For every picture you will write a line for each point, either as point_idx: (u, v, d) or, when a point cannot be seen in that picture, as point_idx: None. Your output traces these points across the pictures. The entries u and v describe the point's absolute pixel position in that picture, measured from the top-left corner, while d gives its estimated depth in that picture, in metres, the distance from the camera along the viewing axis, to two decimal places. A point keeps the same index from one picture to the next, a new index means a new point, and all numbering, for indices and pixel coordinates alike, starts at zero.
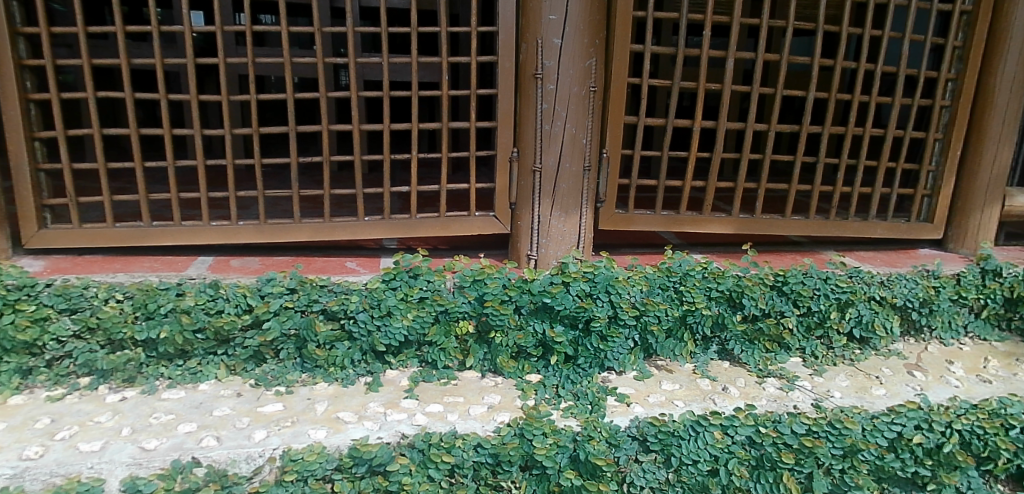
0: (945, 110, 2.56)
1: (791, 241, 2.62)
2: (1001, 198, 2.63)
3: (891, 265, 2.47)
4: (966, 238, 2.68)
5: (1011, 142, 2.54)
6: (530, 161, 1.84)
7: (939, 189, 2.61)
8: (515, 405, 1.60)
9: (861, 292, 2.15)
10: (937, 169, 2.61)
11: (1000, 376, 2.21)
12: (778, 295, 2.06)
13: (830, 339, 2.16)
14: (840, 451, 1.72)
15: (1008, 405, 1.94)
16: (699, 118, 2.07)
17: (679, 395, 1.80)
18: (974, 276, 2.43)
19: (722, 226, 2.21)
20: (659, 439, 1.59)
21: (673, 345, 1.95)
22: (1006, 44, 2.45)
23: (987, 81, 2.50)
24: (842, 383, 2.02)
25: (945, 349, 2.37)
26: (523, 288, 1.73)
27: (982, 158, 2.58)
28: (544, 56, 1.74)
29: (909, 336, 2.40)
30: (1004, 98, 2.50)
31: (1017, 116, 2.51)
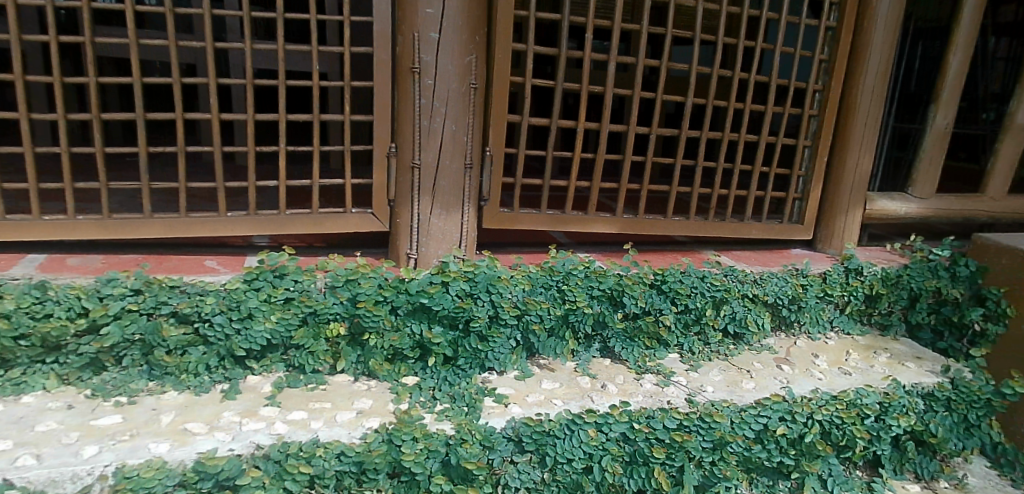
0: (813, 119, 2.73)
1: (673, 241, 2.70)
2: (863, 202, 2.84)
3: (763, 264, 2.60)
4: (833, 239, 2.86)
5: (870, 150, 2.75)
6: (409, 156, 1.79)
7: (808, 193, 2.79)
8: (386, 410, 1.55)
9: (735, 290, 2.30)
10: (806, 174, 2.79)
11: (858, 368, 2.39)
12: (657, 293, 2.15)
13: (707, 335, 2.28)
14: (709, 444, 1.81)
15: (864, 396, 2.11)
16: (582, 118, 2.10)
17: (558, 393, 1.81)
18: (838, 274, 2.61)
19: (605, 226, 2.25)
20: (534, 439, 1.59)
21: (554, 344, 1.97)
22: (865, 59, 2.64)
23: (849, 92, 2.69)
24: (714, 378, 2.12)
25: (812, 343, 2.54)
26: (399, 288, 1.69)
27: (845, 164, 2.77)
28: (421, 50, 1.70)
29: (780, 331, 2.55)
30: (864, 109, 2.70)
31: (875, 126, 2.72)
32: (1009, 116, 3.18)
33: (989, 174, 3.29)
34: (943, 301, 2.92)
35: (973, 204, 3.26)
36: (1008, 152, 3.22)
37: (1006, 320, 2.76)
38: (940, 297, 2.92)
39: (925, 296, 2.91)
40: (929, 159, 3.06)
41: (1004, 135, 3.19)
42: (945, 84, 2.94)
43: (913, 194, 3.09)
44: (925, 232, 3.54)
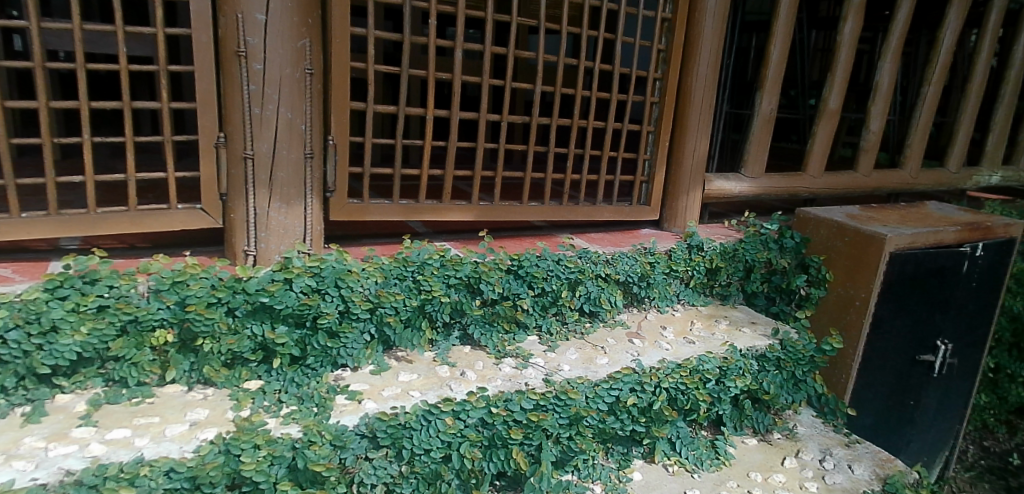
0: (655, 106, 2.90)
1: (531, 226, 2.76)
2: (702, 181, 3.04)
3: (615, 245, 2.73)
4: (677, 218, 3.06)
5: (705, 135, 2.96)
6: (240, 146, 1.70)
7: (653, 176, 2.96)
8: (225, 419, 1.46)
9: (589, 271, 2.42)
10: (651, 157, 2.95)
11: (701, 336, 2.60)
12: (514, 278, 2.19)
13: (563, 315, 2.37)
14: (566, 420, 1.90)
15: (705, 361, 2.31)
16: (431, 106, 2.07)
17: (415, 385, 1.78)
18: (682, 251, 2.82)
19: (461, 213, 2.25)
20: (389, 433, 1.56)
21: (411, 335, 1.93)
22: (698, 48, 2.83)
23: (685, 80, 2.88)
24: (571, 357, 2.19)
25: (661, 316, 2.72)
26: (235, 288, 1.60)
27: (684, 148, 2.97)
28: (246, 32, 1.63)
29: (632, 306, 2.73)
30: (699, 96, 2.88)
31: (710, 112, 2.92)
32: (823, 102, 3.54)
33: (808, 154, 3.65)
34: (773, 270, 3.25)
35: (796, 182, 3.62)
36: (823, 134, 3.60)
37: (826, 285, 3.16)
38: (771, 267, 3.25)
39: (758, 266, 3.22)
40: (757, 142, 3.35)
41: (819, 119, 3.56)
42: (769, 73, 3.22)
43: (746, 174, 3.38)
44: (757, 209, 3.88)
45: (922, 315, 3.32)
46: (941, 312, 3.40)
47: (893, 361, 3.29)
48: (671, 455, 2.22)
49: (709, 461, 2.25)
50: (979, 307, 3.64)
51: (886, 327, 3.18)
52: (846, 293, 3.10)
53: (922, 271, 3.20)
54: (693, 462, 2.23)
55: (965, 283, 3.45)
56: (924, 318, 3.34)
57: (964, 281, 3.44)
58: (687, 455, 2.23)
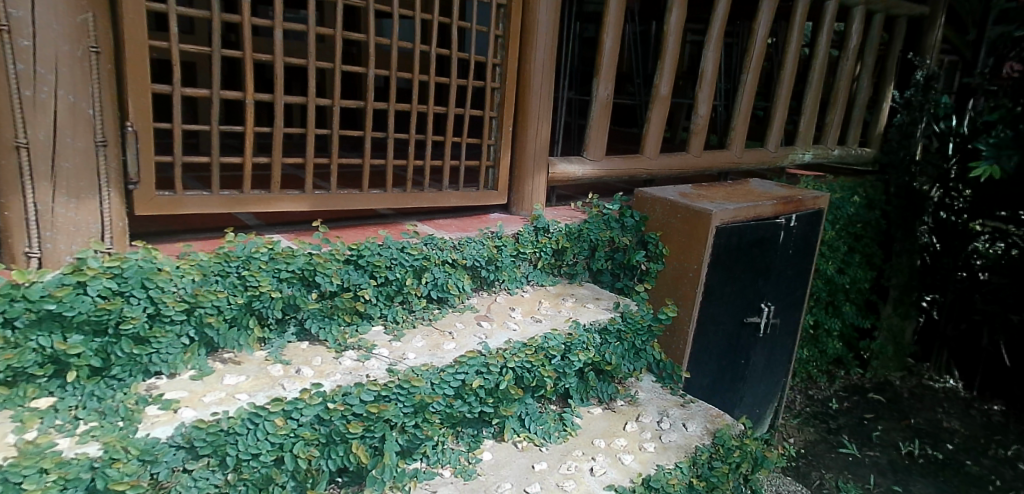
0: (497, 91, 2.93)
1: (376, 214, 2.73)
2: (545, 165, 3.12)
3: (463, 230, 2.73)
4: (524, 201, 3.11)
5: (547, 119, 3.03)
6: (11, 135, 1.69)
7: (499, 160, 2.99)
8: (5, 444, 1.33)
9: (434, 257, 2.39)
10: (496, 142, 2.98)
11: (548, 314, 2.70)
12: (354, 268, 2.12)
13: (410, 303, 2.33)
14: (410, 409, 1.88)
15: (550, 338, 2.43)
16: (250, 90, 1.98)
17: (243, 387, 1.69)
18: (529, 233, 2.89)
19: (295, 203, 2.21)
20: (209, 441, 1.47)
21: (237, 335, 1.82)
22: (534, 34, 2.89)
23: (523, 66, 2.92)
24: (417, 344, 2.16)
25: (511, 297, 2.78)
26: (13, 295, 1.46)
27: (528, 132, 3.01)
28: (10, 6, 1.62)
29: (482, 290, 2.76)
30: (538, 81, 2.95)
31: (549, 97, 3.00)
32: (655, 89, 3.76)
33: (644, 137, 3.87)
34: (617, 248, 3.40)
35: (635, 164, 3.81)
36: (657, 119, 3.82)
37: (663, 259, 3.37)
38: (613, 245, 3.41)
39: (602, 245, 3.34)
40: (597, 127, 3.49)
41: (653, 104, 3.77)
42: (603, 62, 3.36)
43: (589, 157, 3.51)
44: (602, 190, 4.05)
45: (747, 282, 3.64)
46: (763, 278, 3.76)
47: (723, 324, 3.60)
48: (520, 431, 2.33)
49: (557, 433, 2.37)
50: (796, 272, 4.06)
51: (717, 294, 3.47)
52: (680, 266, 3.34)
53: (746, 243, 3.51)
54: (541, 436, 2.34)
55: (783, 251, 3.83)
56: (749, 283, 3.67)
57: (781, 249, 3.81)
58: (535, 430, 2.35)
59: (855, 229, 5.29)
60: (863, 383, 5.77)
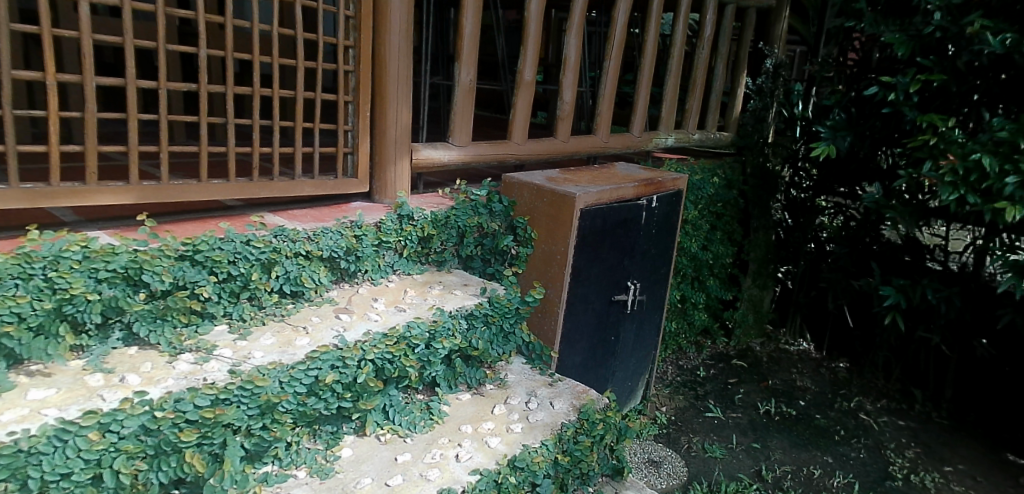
0: (351, 74, 2.83)
1: (222, 206, 2.61)
2: (408, 151, 3.04)
3: (318, 220, 2.63)
4: (387, 189, 3.02)
5: (406, 104, 2.96)
6: None
7: (357, 147, 2.90)
8: None
9: (285, 250, 2.28)
10: (353, 128, 2.88)
11: (413, 302, 2.65)
12: (190, 265, 2.04)
13: (260, 300, 2.23)
14: (255, 411, 1.80)
15: (412, 327, 2.38)
16: (50, 70, 1.80)
17: (53, 401, 1.59)
18: (392, 221, 2.82)
19: (118, 196, 2.05)
20: (5, 464, 1.40)
21: (44, 344, 1.70)
22: (388, 16, 2.80)
23: (377, 49, 2.84)
24: (266, 342, 2.06)
25: (374, 288, 2.71)
26: None
27: (386, 117, 2.93)
28: None
29: (343, 282, 2.67)
30: (395, 64, 2.87)
31: (407, 81, 2.93)
32: (519, 74, 3.79)
33: (512, 123, 3.88)
34: (485, 234, 3.41)
35: (504, 149, 3.82)
36: (522, 104, 3.85)
37: (533, 243, 3.44)
38: (482, 230, 3.40)
39: (470, 231, 3.34)
40: (461, 112, 3.46)
41: (518, 90, 3.81)
42: (463, 46, 3.33)
43: (454, 143, 3.47)
44: (472, 176, 4.05)
45: (613, 262, 3.77)
46: (628, 257, 3.91)
47: (593, 304, 3.71)
48: (383, 423, 2.29)
49: (422, 423, 2.36)
50: (659, 249, 4.26)
51: (585, 275, 3.56)
52: (548, 249, 3.40)
53: (610, 224, 3.62)
54: (407, 426, 2.32)
55: (645, 230, 4.00)
56: (615, 263, 3.80)
57: (644, 228, 3.98)
58: (400, 421, 2.33)
59: (716, 208, 5.67)
60: (727, 350, 6.20)
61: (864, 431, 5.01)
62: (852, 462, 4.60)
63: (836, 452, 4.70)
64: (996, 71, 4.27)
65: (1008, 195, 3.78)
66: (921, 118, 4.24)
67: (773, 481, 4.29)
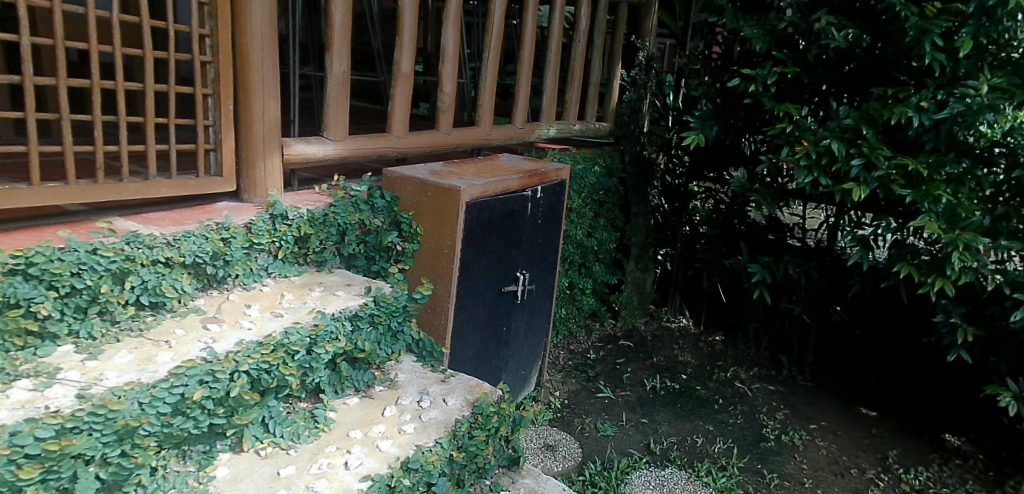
0: (209, 65, 2.63)
1: (63, 211, 2.40)
2: (278, 146, 2.87)
3: (178, 224, 2.47)
4: (257, 187, 2.85)
5: (273, 96, 2.79)
6: None
7: (220, 142, 2.70)
8: None
9: (140, 257, 2.17)
10: (214, 123, 2.69)
11: (291, 307, 2.53)
12: (23, 280, 1.91)
13: (113, 314, 2.10)
14: (111, 437, 1.68)
15: (290, 334, 2.28)
16: None
17: None
18: (263, 222, 2.70)
19: None
20: None
21: None
22: (248, 3, 2.62)
23: (239, 37, 2.65)
24: (121, 360, 1.93)
25: (247, 293, 2.56)
26: None
27: (252, 111, 2.75)
28: None
29: (211, 289, 2.50)
30: (258, 55, 2.70)
31: (273, 72, 2.77)
32: (396, 65, 3.68)
33: (391, 115, 3.76)
34: (368, 231, 3.31)
35: (383, 142, 3.69)
36: (401, 95, 3.75)
37: (418, 238, 3.38)
38: (364, 227, 3.30)
39: (352, 229, 3.23)
40: (335, 105, 3.31)
41: (395, 82, 3.69)
42: (334, 36, 3.19)
43: (330, 137, 3.32)
44: (351, 171, 3.91)
45: (501, 253, 3.78)
46: (516, 248, 3.92)
47: (483, 297, 3.70)
48: (263, 437, 2.17)
49: (306, 433, 2.26)
50: (545, 239, 4.30)
51: (474, 268, 3.54)
52: (434, 244, 3.36)
53: (496, 216, 3.61)
54: (289, 438, 2.21)
55: (532, 221, 4.03)
56: (503, 255, 3.80)
57: (530, 219, 4.01)
58: (281, 433, 2.21)
59: (597, 196, 5.87)
60: (615, 331, 6.43)
61: (739, 398, 5.36)
62: (730, 428, 4.91)
63: (716, 420, 5.01)
64: (841, 63, 4.69)
65: (854, 177, 4.24)
66: (779, 107, 4.56)
67: (661, 453, 4.51)
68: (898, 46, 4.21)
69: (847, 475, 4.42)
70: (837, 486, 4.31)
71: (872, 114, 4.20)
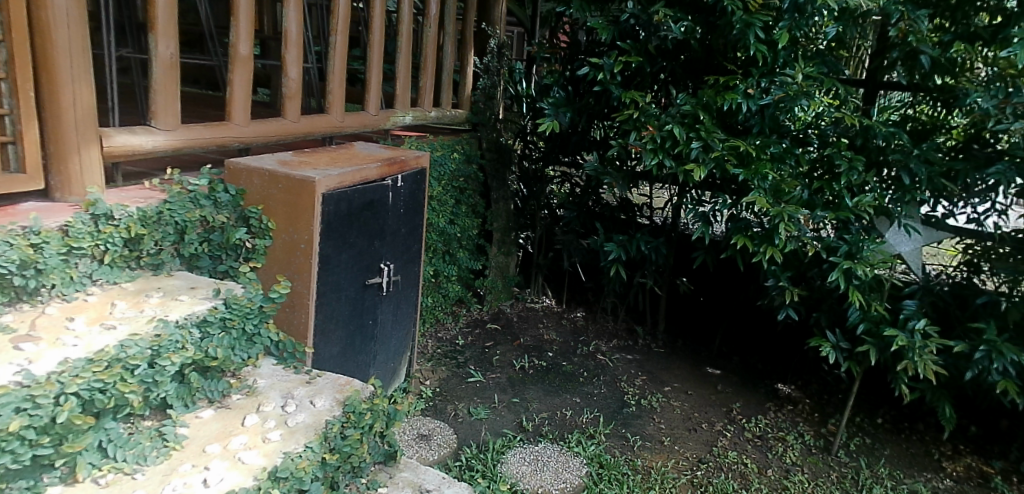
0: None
1: None
2: (96, 138, 2.54)
3: None
4: (71, 184, 2.51)
5: (85, 81, 2.46)
6: None
7: (20, 135, 2.34)
8: None
9: None
10: (11, 112, 2.33)
11: (125, 317, 2.30)
12: None
13: None
14: None
15: (128, 347, 2.09)
16: None
17: None
18: (83, 224, 2.40)
19: None
20: None
21: None
22: None
23: (37, 14, 2.31)
24: None
25: (68, 305, 2.30)
26: None
27: (60, 98, 2.41)
28: None
29: (20, 303, 2.21)
30: (63, 34, 2.36)
31: (84, 54, 2.43)
32: (232, 49, 3.41)
33: (230, 102, 3.47)
34: (211, 228, 3.02)
35: (221, 132, 3.38)
36: (240, 81, 3.48)
37: (271, 234, 3.16)
38: (207, 224, 3.01)
39: (192, 227, 2.94)
40: (163, 91, 2.99)
41: (233, 66, 3.42)
42: (158, 14, 2.88)
43: (159, 127, 2.99)
44: (187, 163, 3.58)
45: (363, 245, 3.63)
46: (378, 239, 3.79)
47: (346, 292, 3.55)
48: (102, 464, 1.96)
49: (154, 453, 2.09)
50: (408, 229, 4.20)
51: (334, 263, 3.37)
52: (290, 240, 3.15)
53: (355, 208, 3.46)
54: (134, 461, 2.04)
55: (394, 211, 3.92)
56: (365, 247, 3.66)
57: (392, 209, 3.89)
58: (124, 456, 2.02)
59: (457, 183, 5.87)
60: (482, 315, 6.48)
61: (602, 369, 5.62)
62: (595, 398, 5.13)
63: (582, 392, 5.20)
64: (677, 53, 5.03)
65: (693, 158, 4.55)
66: (626, 94, 4.78)
67: (534, 429, 4.62)
68: (725, 38, 4.59)
69: (699, 429, 4.79)
70: (691, 440, 4.65)
71: (706, 101, 4.55)
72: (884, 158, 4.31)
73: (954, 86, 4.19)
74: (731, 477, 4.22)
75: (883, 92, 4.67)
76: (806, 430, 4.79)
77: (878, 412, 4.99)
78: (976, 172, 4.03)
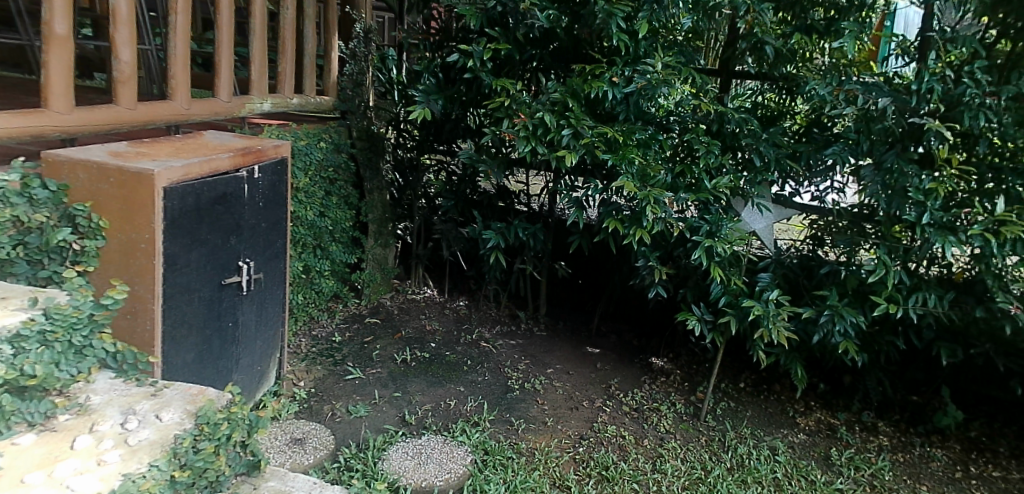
0: None
1: None
2: None
3: None
4: None
5: None
6: None
7: None
8: None
9: None
10: None
11: None
12: None
13: None
14: None
15: None
16: None
17: None
18: None
19: None
20: None
21: None
22: None
23: None
24: None
25: None
26: None
27: None
28: None
29: None
30: None
31: None
32: (46, 26, 3.02)
33: (46, 87, 3.07)
34: (27, 229, 2.70)
35: (34, 121, 3.00)
36: (58, 63, 3.09)
37: (103, 233, 2.85)
38: (22, 225, 2.69)
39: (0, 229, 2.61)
40: None
41: (47, 46, 3.03)
42: None
43: None
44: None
45: (216, 243, 3.36)
46: (234, 235, 3.53)
47: (199, 293, 3.27)
48: None
49: None
50: (270, 223, 3.94)
51: (182, 263, 3.09)
52: (127, 239, 2.86)
53: (205, 202, 3.20)
54: None
55: (251, 205, 3.66)
56: (220, 244, 3.40)
57: (249, 204, 3.63)
58: None
59: (326, 173, 5.62)
60: (360, 309, 6.28)
61: (485, 356, 5.62)
62: (480, 386, 5.12)
63: (466, 381, 5.18)
64: (546, 42, 5.09)
65: (565, 145, 4.62)
66: (497, 82, 4.77)
67: (417, 422, 4.53)
68: (590, 27, 4.69)
69: (580, 407, 4.92)
70: (573, 419, 4.77)
71: (575, 89, 4.63)
72: (738, 142, 4.59)
73: (796, 74, 4.58)
74: (610, 450, 4.37)
75: (736, 81, 5.02)
76: (678, 399, 5.06)
77: (741, 377, 5.35)
78: (817, 153, 4.38)
